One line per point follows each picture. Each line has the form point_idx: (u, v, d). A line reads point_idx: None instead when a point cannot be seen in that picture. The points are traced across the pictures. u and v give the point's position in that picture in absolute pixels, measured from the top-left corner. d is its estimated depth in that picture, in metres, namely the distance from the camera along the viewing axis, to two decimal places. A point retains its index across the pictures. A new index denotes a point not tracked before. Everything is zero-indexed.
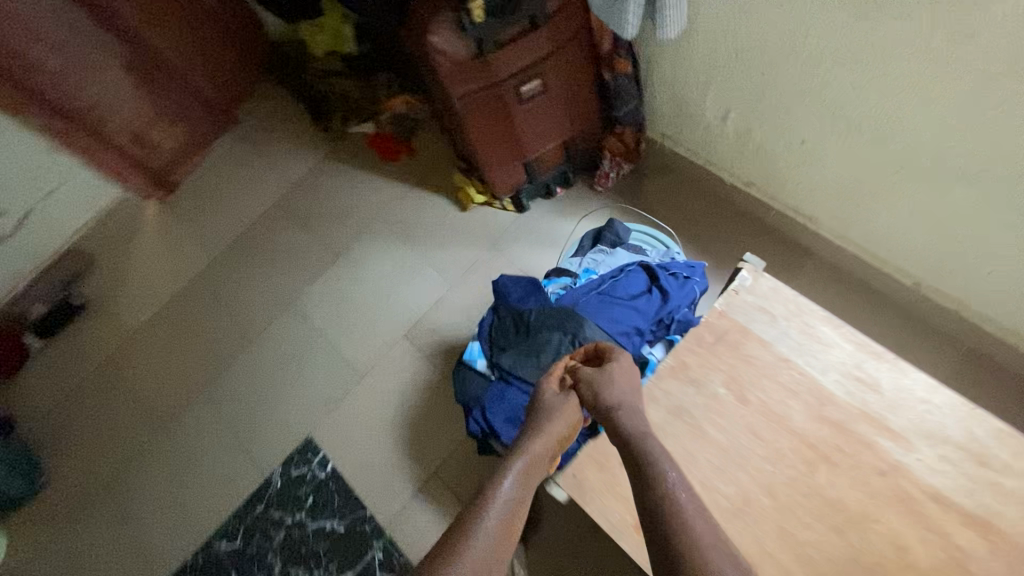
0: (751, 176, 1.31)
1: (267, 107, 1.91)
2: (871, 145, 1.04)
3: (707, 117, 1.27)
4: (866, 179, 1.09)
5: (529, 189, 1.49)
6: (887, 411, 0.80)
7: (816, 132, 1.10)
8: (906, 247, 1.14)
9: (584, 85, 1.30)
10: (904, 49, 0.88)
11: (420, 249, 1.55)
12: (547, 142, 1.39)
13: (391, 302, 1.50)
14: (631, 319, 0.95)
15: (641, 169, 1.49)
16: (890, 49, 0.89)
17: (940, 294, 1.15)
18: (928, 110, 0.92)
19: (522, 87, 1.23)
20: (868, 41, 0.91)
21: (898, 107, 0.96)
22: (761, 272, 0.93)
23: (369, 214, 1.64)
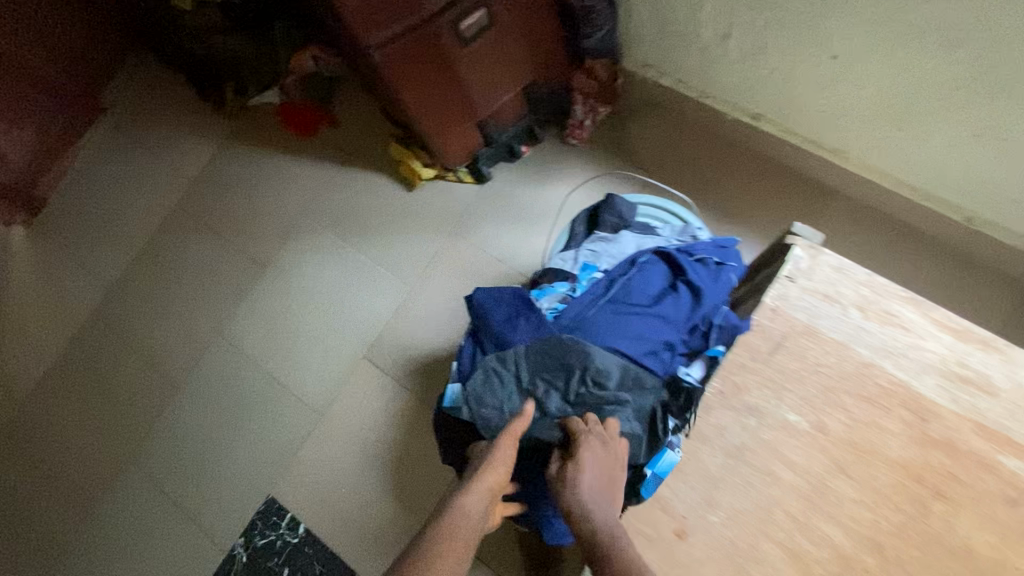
0: (761, 105, 1.05)
1: (138, 84, 1.48)
2: (933, 50, 0.78)
3: (704, 34, 0.98)
4: (920, 97, 0.85)
5: (489, 154, 1.19)
6: (1007, 419, 0.61)
7: (854, 39, 0.84)
8: (962, 176, 0.92)
9: (541, 10, 0.99)
10: None
11: (365, 246, 1.25)
12: (503, 94, 1.08)
13: (340, 317, 1.22)
14: (657, 332, 0.73)
15: (621, 110, 1.21)
16: None
17: (999, 227, 0.96)
18: None
19: (463, 23, 0.91)
20: None
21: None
22: (819, 247, 0.69)
23: (293, 209, 1.31)
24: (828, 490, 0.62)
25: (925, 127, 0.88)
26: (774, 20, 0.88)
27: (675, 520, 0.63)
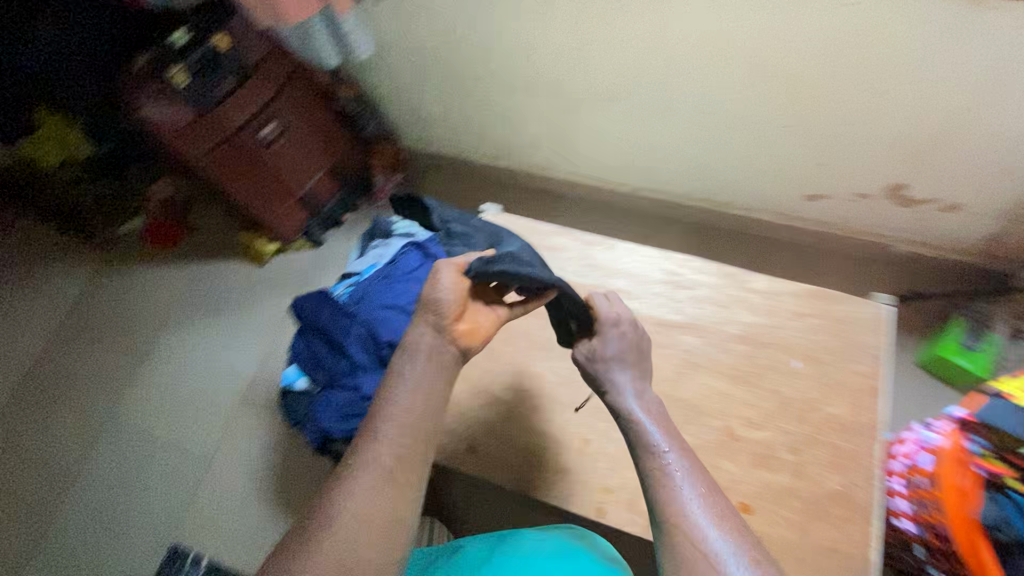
0: (492, 149, 1.53)
1: (13, 239, 1.72)
2: (550, 102, 1.28)
3: (436, 114, 1.47)
4: (563, 126, 1.35)
5: (316, 223, 1.57)
6: (611, 277, 1.02)
7: (512, 102, 1.33)
8: (614, 165, 1.43)
9: (322, 117, 1.43)
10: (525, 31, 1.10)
11: (231, 317, 1.54)
12: (311, 175, 1.49)
13: (219, 377, 1.47)
14: (415, 289, 1.08)
15: (410, 174, 1.67)
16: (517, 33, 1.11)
17: (652, 190, 1.47)
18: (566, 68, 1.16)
19: (261, 131, 1.32)
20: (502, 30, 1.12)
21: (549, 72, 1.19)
22: (499, 214, 1.12)
23: (165, 306, 1.58)
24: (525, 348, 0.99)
25: (577, 139, 1.38)
26: (465, 97, 1.36)
27: None
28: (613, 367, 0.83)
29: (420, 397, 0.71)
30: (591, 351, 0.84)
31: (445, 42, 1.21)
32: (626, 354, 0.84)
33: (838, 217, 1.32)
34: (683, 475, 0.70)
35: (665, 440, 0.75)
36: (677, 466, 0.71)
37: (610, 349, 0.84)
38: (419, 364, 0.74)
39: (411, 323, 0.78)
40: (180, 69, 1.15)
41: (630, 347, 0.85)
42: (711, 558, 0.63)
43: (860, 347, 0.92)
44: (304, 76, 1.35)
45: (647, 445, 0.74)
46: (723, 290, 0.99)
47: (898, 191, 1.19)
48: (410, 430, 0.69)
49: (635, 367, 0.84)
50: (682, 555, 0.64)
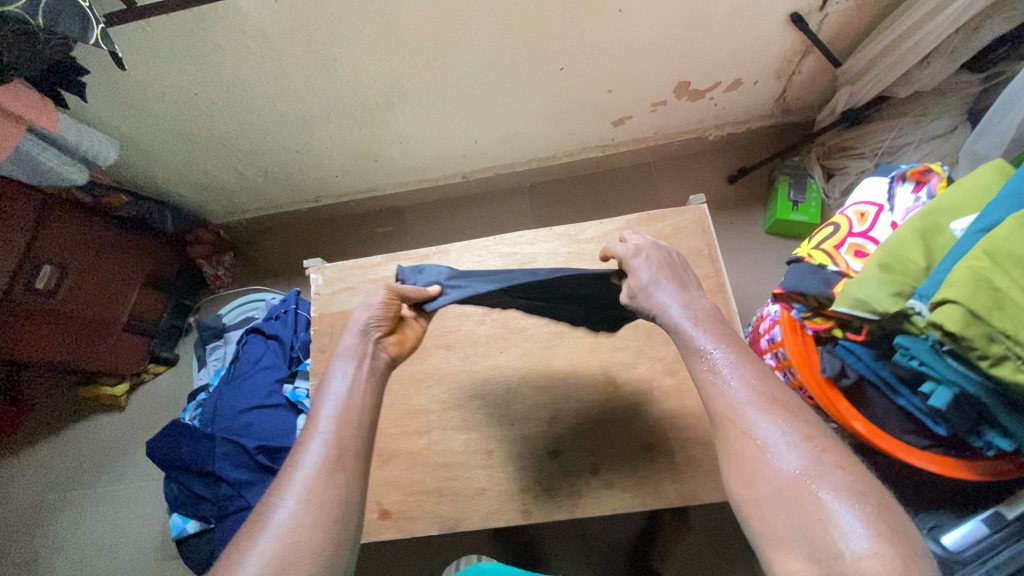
0: (312, 194, 1.45)
1: None
2: (341, 126, 1.20)
3: (235, 181, 1.35)
4: (365, 145, 1.27)
5: (159, 341, 1.44)
6: None
7: (302, 141, 1.24)
8: (433, 164, 1.38)
9: (105, 235, 1.26)
10: (275, 69, 1.01)
11: (115, 477, 1.38)
12: (126, 298, 1.33)
13: (126, 544, 1.32)
14: (268, 378, 1.00)
15: (242, 249, 1.57)
16: (268, 75, 1.02)
17: (481, 172, 1.43)
18: (338, 90, 1.08)
19: (36, 282, 1.12)
20: (251, 77, 1.02)
21: (322, 101, 1.11)
22: (325, 265, 1.05)
23: (31, 503, 1.37)
24: (398, 388, 0.95)
25: (383, 152, 1.31)
26: (249, 152, 1.25)
27: None
28: (652, 289, 0.68)
29: (347, 431, 0.64)
30: (635, 281, 0.69)
31: (193, 107, 1.08)
32: (665, 275, 0.69)
33: (651, 130, 1.35)
34: (732, 365, 0.60)
35: (712, 336, 0.62)
36: (729, 360, 0.60)
37: (645, 275, 0.69)
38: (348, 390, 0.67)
39: (356, 335, 0.72)
40: None
41: (662, 271, 0.69)
42: (752, 437, 0.55)
43: (694, 253, 0.95)
44: (59, 201, 1.15)
45: (689, 348, 0.62)
46: (559, 250, 0.99)
47: (687, 88, 1.21)
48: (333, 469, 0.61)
49: (675, 281, 0.68)
50: (731, 448, 0.56)
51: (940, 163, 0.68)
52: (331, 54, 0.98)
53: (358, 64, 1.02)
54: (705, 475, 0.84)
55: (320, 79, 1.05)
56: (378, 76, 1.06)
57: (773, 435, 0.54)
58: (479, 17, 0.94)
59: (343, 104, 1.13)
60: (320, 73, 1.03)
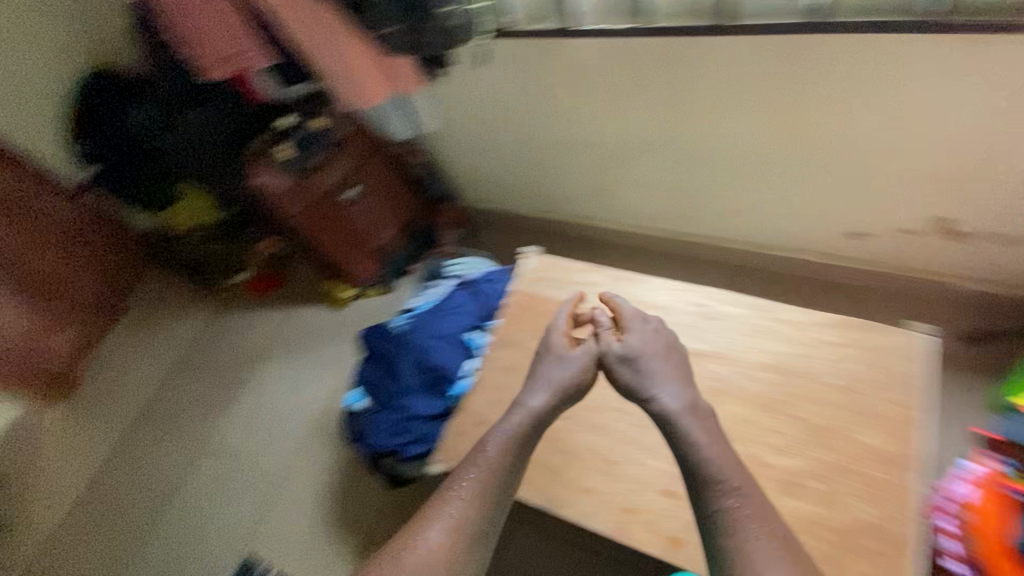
0: (540, 206, 1.70)
1: (154, 290, 2.09)
2: (598, 157, 1.42)
3: (491, 174, 1.66)
4: (601, 178, 1.48)
5: (388, 272, 1.79)
6: (639, 310, 1.10)
7: (554, 158, 1.50)
8: (651, 215, 1.52)
9: (396, 181, 1.68)
10: (578, 96, 1.30)
11: (311, 351, 1.77)
12: (385, 229, 1.71)
13: (299, 404, 1.68)
14: (461, 321, 1.23)
15: (470, 230, 1.87)
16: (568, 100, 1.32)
17: (691, 236, 1.52)
18: (607, 125, 1.33)
19: (347, 193, 1.57)
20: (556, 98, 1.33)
21: (591, 131, 1.36)
22: (538, 255, 1.25)
23: (261, 342, 1.85)
24: None
25: (615, 191, 1.50)
26: (517, 156, 1.55)
27: (479, 416, 1.06)
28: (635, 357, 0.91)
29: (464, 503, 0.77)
30: None
31: (499, 111, 1.42)
32: (654, 348, 0.92)
33: (887, 253, 1.32)
34: (680, 393, 0.86)
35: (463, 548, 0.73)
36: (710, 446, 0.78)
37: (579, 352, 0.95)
38: (525, 430, 0.86)
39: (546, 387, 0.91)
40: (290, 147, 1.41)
41: (557, 389, 0.91)
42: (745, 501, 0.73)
43: (892, 377, 0.92)
44: (370, 140, 1.55)
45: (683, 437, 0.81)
46: (748, 320, 1.03)
47: (945, 228, 1.19)
48: (480, 511, 0.77)
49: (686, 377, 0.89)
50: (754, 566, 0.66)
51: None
52: (624, 93, 1.24)
53: (638, 106, 1.25)
54: None
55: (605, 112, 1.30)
56: (652, 123, 1.27)
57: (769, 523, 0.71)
58: (769, 86, 1.09)
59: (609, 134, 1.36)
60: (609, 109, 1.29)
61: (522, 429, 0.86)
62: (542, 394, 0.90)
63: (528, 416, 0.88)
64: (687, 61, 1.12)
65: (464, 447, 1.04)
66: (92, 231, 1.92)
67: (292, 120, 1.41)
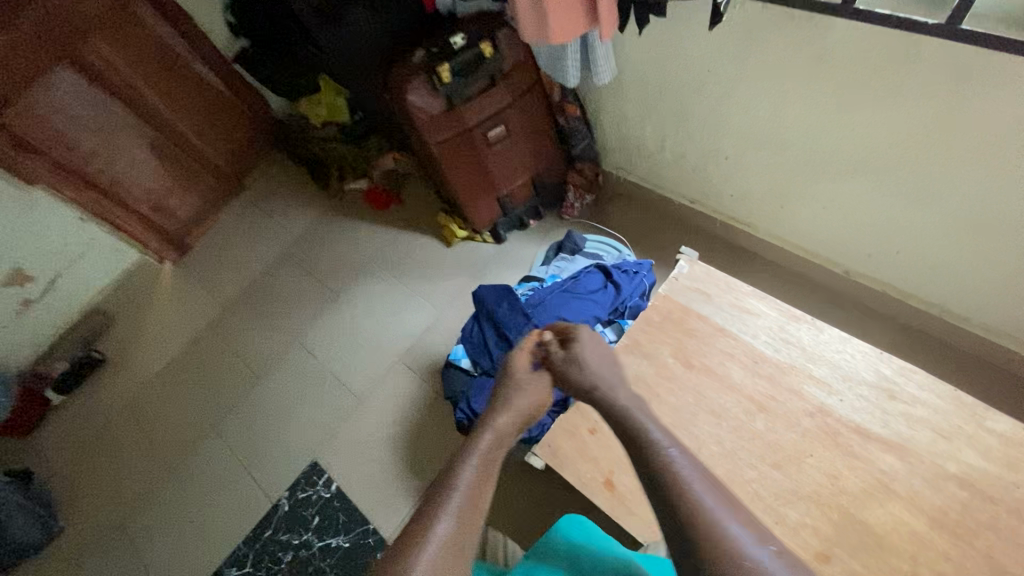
0: (692, 194, 1.51)
1: (273, 174, 2.12)
2: (792, 164, 1.20)
3: (648, 147, 1.47)
4: (783, 185, 1.26)
5: (505, 223, 1.68)
6: (809, 362, 0.93)
7: (734, 149, 1.29)
8: (827, 241, 1.30)
9: (543, 130, 1.52)
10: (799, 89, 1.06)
11: (409, 280, 1.74)
12: (516, 179, 1.58)
13: (387, 329, 1.67)
14: (591, 311, 1.10)
15: (601, 199, 1.70)
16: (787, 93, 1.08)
17: (866, 278, 1.30)
18: (825, 129, 1.09)
19: (491, 132, 1.44)
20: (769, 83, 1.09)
21: (798, 132, 1.13)
22: (696, 261, 1.09)
23: (365, 256, 1.83)
24: (691, 405, 0.94)
25: (792, 204, 1.29)
26: (688, 136, 1.35)
27: (589, 421, 0.97)
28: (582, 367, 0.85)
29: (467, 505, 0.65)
30: None
31: (689, 82, 1.21)
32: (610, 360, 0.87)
33: None
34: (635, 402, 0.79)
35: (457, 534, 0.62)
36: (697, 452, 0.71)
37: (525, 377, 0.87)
38: (503, 436, 0.77)
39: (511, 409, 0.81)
40: (449, 67, 1.27)
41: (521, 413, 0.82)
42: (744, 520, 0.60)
43: None
44: (531, 79, 1.40)
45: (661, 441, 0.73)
46: (948, 417, 0.85)
47: None
48: (467, 518, 0.64)
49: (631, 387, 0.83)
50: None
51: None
52: (865, 99, 0.99)
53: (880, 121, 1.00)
54: None
55: (831, 116, 1.06)
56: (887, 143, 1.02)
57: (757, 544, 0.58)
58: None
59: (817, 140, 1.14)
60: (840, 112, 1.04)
61: (507, 431, 0.78)
62: (501, 413, 0.81)
63: (511, 425, 0.79)
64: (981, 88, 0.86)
65: (566, 448, 0.96)
66: (230, 103, 1.94)
67: (461, 40, 1.26)
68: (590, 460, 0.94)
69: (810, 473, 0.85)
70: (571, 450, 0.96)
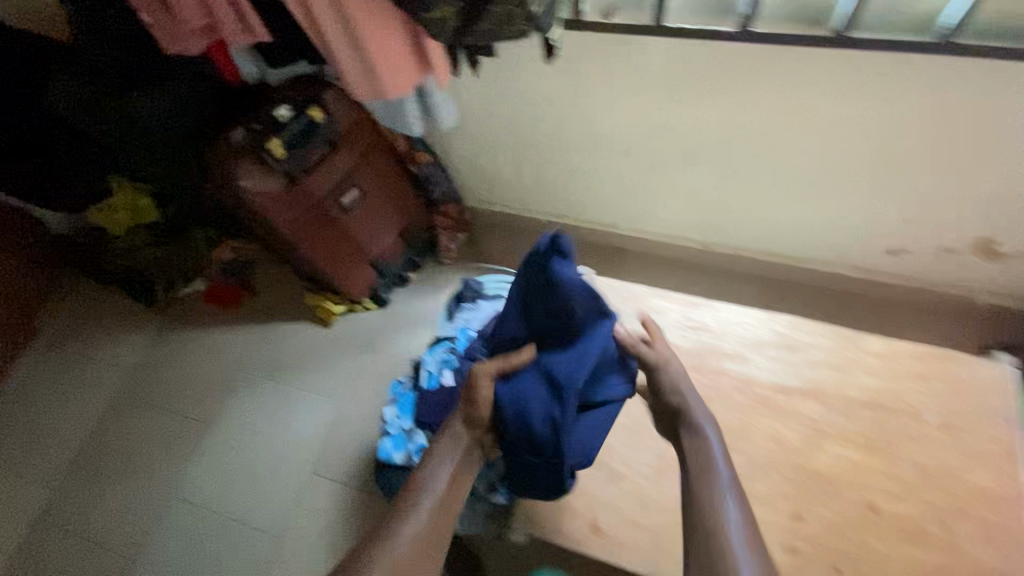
0: (558, 209, 1.54)
1: (78, 303, 1.71)
2: (642, 164, 1.28)
3: (505, 174, 1.47)
4: (636, 184, 1.35)
5: (383, 283, 1.55)
6: (720, 341, 1.00)
7: (586, 163, 1.34)
8: (686, 223, 1.42)
9: (397, 182, 1.44)
10: (630, 98, 1.12)
11: (295, 378, 1.52)
12: (383, 238, 1.48)
13: (285, 441, 1.44)
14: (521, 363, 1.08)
15: (472, 233, 1.66)
16: (621, 102, 1.13)
17: (725, 248, 1.45)
18: (661, 130, 1.17)
19: (344, 199, 1.33)
20: (598, 93, 1.12)
21: (642, 136, 1.20)
22: (593, 275, 1.11)
23: (231, 367, 1.56)
24: (640, 418, 0.95)
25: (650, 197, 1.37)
26: (541, 157, 1.37)
27: None
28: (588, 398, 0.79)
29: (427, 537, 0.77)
30: None
31: (531, 107, 1.21)
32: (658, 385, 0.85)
33: (926, 270, 1.30)
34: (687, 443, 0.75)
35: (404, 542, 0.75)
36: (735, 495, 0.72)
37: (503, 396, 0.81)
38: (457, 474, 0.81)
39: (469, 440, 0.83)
40: (280, 141, 1.14)
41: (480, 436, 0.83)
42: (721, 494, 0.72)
43: (984, 408, 0.91)
44: (373, 134, 1.32)
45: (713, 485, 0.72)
46: (837, 352, 0.97)
47: (987, 246, 1.19)
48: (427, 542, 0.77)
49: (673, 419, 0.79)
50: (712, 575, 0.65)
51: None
52: (677, 94, 1.08)
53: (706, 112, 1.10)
54: None
55: (664, 116, 1.14)
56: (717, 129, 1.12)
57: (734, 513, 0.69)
58: (845, 102, 1.01)
59: (654, 141, 1.21)
60: (671, 112, 1.12)
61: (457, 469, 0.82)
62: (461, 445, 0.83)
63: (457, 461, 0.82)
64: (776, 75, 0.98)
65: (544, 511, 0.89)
66: None
67: (285, 111, 1.14)
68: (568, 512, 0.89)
69: (758, 443, 0.91)
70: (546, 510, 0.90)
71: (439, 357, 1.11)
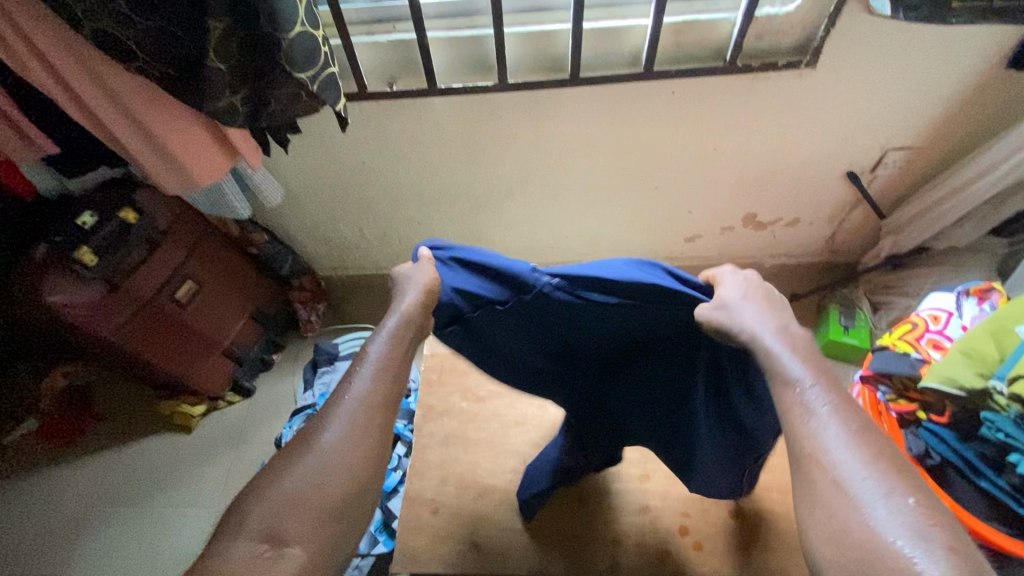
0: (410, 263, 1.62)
1: None
2: (469, 205, 1.41)
3: (351, 240, 1.53)
4: (470, 225, 1.48)
5: (244, 371, 1.50)
6: None
7: (421, 215, 1.45)
8: (525, 250, 1.57)
9: (238, 266, 1.43)
10: (439, 151, 1.25)
11: (159, 496, 1.39)
12: (234, 324, 1.45)
13: (154, 570, 1.29)
14: None
15: (334, 302, 1.69)
16: (432, 156, 1.26)
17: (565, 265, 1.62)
18: (474, 174, 1.32)
19: (178, 293, 1.29)
20: (410, 149, 1.25)
21: (461, 181, 1.34)
22: None
23: (79, 505, 1.38)
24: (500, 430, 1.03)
25: (486, 233, 1.51)
26: (378, 218, 1.46)
27: (428, 502, 0.96)
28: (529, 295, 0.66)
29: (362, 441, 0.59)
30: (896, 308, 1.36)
31: (352, 173, 1.30)
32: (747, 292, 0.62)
33: (720, 249, 1.55)
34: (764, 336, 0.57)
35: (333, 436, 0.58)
36: (823, 398, 0.52)
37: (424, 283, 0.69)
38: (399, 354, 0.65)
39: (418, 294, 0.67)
40: (89, 249, 1.10)
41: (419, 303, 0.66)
42: (800, 393, 0.53)
43: None
44: (200, 224, 1.32)
45: (778, 376, 0.55)
46: None
47: (754, 220, 1.46)
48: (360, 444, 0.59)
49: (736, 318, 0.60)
50: (813, 494, 0.48)
51: (999, 284, 0.92)
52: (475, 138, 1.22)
53: (507, 152, 1.26)
54: (789, 552, 0.88)
55: (472, 162, 1.29)
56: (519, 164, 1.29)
57: (830, 420, 0.50)
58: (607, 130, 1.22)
59: (473, 183, 1.35)
60: (478, 158, 1.28)
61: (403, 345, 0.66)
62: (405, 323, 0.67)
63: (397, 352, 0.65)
64: (547, 114, 1.16)
65: (421, 544, 0.92)
66: None
67: (89, 218, 1.11)
68: (446, 538, 0.92)
69: None
70: (426, 543, 0.92)
71: (299, 427, 1.11)
